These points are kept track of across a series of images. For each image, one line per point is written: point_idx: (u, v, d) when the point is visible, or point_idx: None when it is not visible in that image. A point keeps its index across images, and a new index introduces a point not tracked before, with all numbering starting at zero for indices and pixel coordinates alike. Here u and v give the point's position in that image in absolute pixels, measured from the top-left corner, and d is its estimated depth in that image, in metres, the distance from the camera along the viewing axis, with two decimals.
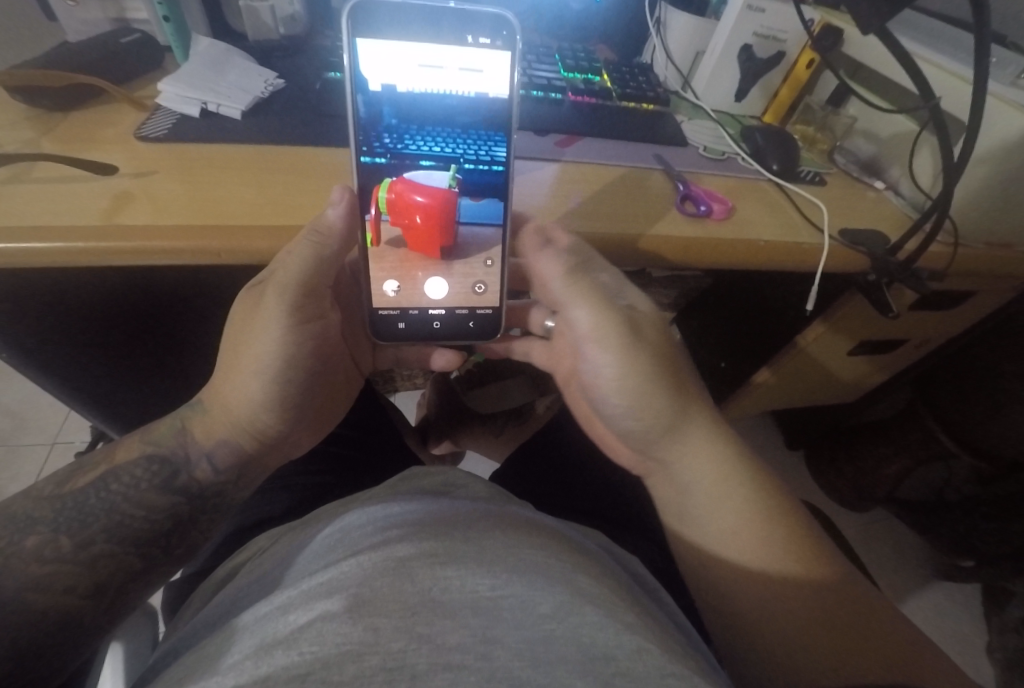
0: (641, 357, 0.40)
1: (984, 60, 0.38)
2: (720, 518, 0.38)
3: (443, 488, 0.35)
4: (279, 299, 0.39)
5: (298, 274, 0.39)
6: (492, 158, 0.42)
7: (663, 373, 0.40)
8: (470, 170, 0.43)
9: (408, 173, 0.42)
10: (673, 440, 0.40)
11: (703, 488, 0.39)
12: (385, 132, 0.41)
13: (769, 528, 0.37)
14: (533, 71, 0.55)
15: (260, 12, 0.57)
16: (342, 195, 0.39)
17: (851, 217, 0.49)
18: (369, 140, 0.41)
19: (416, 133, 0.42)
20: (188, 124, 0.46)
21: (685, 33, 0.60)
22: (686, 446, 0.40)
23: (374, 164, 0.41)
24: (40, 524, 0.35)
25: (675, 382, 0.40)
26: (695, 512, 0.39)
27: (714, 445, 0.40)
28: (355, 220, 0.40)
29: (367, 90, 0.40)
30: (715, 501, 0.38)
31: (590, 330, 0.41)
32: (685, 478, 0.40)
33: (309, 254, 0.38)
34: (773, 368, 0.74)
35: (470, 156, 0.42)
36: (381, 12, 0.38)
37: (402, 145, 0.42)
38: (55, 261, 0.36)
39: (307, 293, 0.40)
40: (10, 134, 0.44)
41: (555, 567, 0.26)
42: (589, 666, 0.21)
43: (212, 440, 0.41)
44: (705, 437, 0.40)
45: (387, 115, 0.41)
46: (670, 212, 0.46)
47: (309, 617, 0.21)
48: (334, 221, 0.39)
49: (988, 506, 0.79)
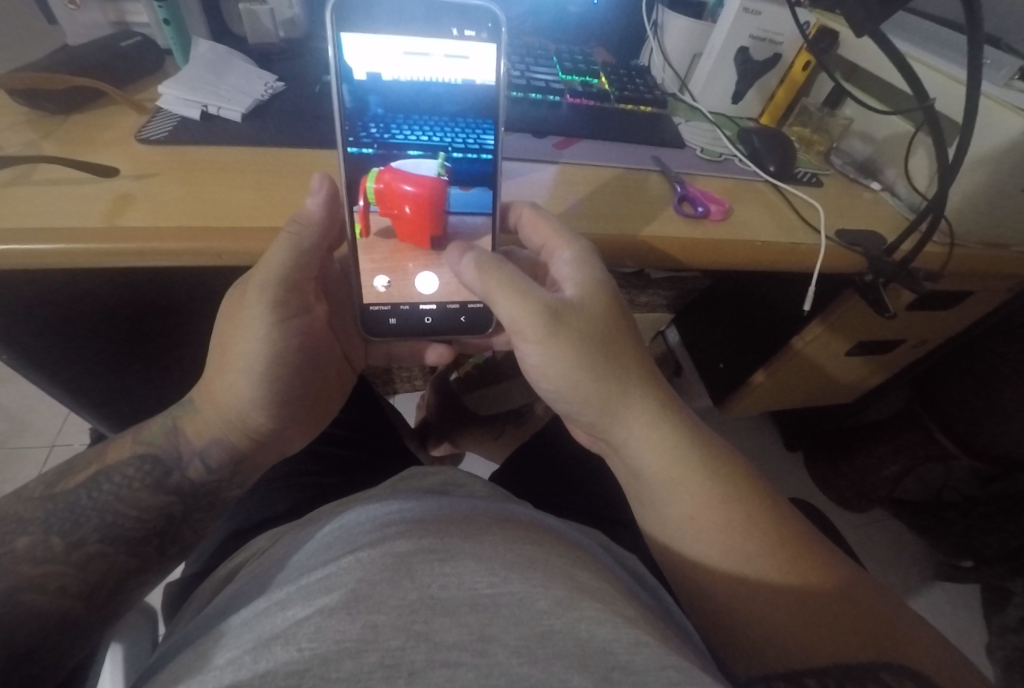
0: (575, 341, 0.38)
1: (977, 62, 0.38)
2: (676, 504, 0.37)
3: (442, 487, 0.35)
4: (260, 293, 0.39)
5: (278, 270, 0.39)
6: (480, 147, 0.43)
7: (600, 353, 0.38)
8: (458, 159, 0.43)
9: (396, 163, 0.42)
10: (616, 421, 0.39)
11: (652, 471, 0.38)
12: (372, 122, 0.41)
13: (722, 508, 0.36)
14: (532, 73, 0.55)
15: (260, 16, 0.57)
16: (320, 184, 0.39)
17: (846, 216, 0.50)
18: (356, 130, 0.41)
19: (402, 122, 0.42)
20: (187, 126, 0.46)
21: (682, 35, 0.60)
22: (629, 429, 0.38)
23: (362, 155, 0.42)
24: (32, 525, 0.35)
25: (609, 362, 0.38)
26: (656, 498, 0.38)
27: (660, 427, 0.38)
28: (336, 210, 0.40)
29: (353, 78, 0.40)
30: (669, 487, 0.37)
31: (512, 324, 0.39)
32: (635, 461, 0.38)
33: (288, 248, 0.38)
34: (768, 370, 0.75)
35: (457, 144, 0.43)
36: (366, 6, 0.38)
37: (389, 135, 0.42)
38: (56, 263, 0.36)
39: (289, 288, 0.40)
40: (9, 136, 0.44)
41: (552, 562, 0.26)
42: (586, 662, 0.21)
43: (204, 439, 0.41)
44: (647, 415, 0.38)
45: (373, 105, 0.41)
46: (667, 211, 0.46)
47: (308, 613, 0.21)
48: (313, 210, 0.39)
49: (985, 507, 0.80)
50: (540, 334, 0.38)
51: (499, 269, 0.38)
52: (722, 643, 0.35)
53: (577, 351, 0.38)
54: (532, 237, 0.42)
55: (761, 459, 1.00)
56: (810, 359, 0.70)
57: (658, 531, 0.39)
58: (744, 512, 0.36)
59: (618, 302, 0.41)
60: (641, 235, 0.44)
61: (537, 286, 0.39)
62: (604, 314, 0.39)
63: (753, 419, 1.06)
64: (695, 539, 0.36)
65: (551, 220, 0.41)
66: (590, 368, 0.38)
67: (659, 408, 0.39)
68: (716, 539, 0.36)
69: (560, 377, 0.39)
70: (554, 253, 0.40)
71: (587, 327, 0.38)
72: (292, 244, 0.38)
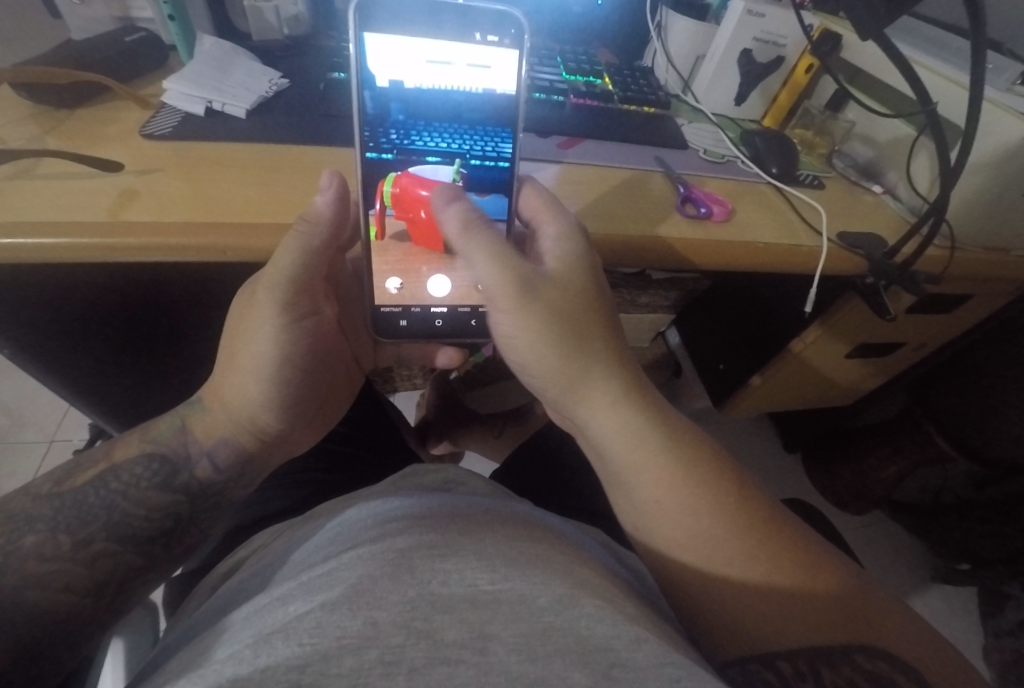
0: (542, 315, 0.38)
1: (980, 66, 0.38)
2: (643, 486, 0.37)
3: (444, 484, 0.35)
4: (270, 293, 0.39)
5: (288, 270, 0.39)
6: (497, 155, 0.43)
7: (565, 330, 0.38)
8: (475, 165, 0.43)
9: (414, 168, 0.43)
10: (579, 401, 0.39)
11: (620, 454, 0.38)
12: (392, 128, 0.41)
13: (688, 496, 0.36)
14: (535, 73, 0.55)
15: (264, 13, 0.57)
16: (331, 181, 0.38)
17: (850, 220, 0.50)
18: (376, 136, 0.41)
19: (422, 129, 0.42)
20: (192, 122, 0.46)
21: (686, 37, 0.60)
22: (593, 409, 0.38)
23: (380, 160, 0.42)
24: (39, 522, 0.35)
25: (580, 339, 0.38)
26: (624, 482, 0.38)
27: (623, 410, 0.38)
28: (344, 207, 0.40)
29: (375, 85, 0.40)
30: (635, 471, 0.37)
31: (488, 289, 0.39)
32: (601, 443, 0.38)
33: (296, 246, 0.38)
34: (765, 375, 0.75)
35: (475, 151, 0.43)
36: (387, 10, 0.38)
37: (409, 141, 0.42)
38: (59, 257, 0.36)
39: (298, 288, 0.40)
40: (13, 130, 0.44)
41: (551, 558, 0.26)
42: (586, 658, 0.21)
43: (213, 437, 0.41)
44: (613, 395, 0.38)
45: (394, 112, 0.41)
46: (672, 214, 0.46)
47: (308, 608, 0.21)
48: (322, 207, 0.38)
49: (985, 509, 0.81)
50: (512, 300, 0.38)
51: (487, 229, 0.38)
52: (734, 657, 0.33)
53: (544, 326, 0.38)
54: (524, 209, 0.43)
55: (761, 460, 1.01)
56: (810, 362, 0.71)
57: (626, 516, 0.39)
58: (713, 502, 0.36)
59: (598, 281, 0.40)
60: (645, 233, 0.44)
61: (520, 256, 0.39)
62: (578, 289, 0.39)
63: (752, 420, 1.06)
64: (668, 525, 0.36)
65: (545, 196, 0.42)
66: (562, 353, 0.38)
67: (623, 388, 0.38)
68: (709, 544, 0.35)
69: (526, 349, 0.39)
70: (543, 226, 0.41)
71: (557, 302, 0.38)
72: (301, 242, 0.38)
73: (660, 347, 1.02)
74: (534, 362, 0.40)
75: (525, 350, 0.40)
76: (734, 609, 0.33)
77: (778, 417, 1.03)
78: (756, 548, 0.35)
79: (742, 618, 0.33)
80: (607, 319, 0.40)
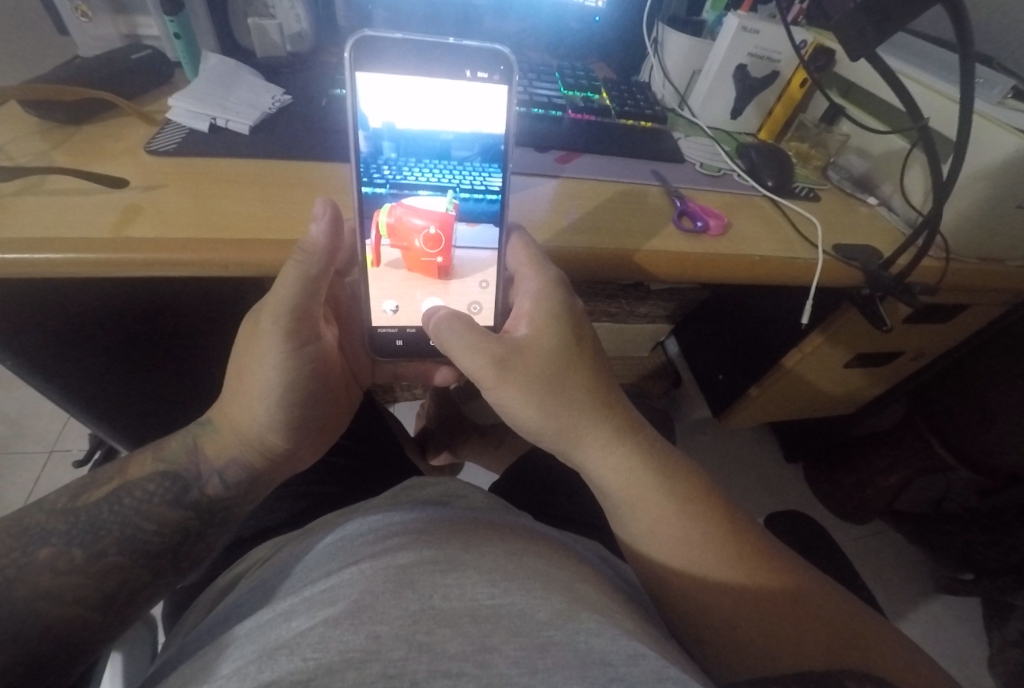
0: (522, 387, 0.38)
1: (969, 83, 0.39)
2: (639, 518, 0.37)
3: (442, 498, 0.35)
4: (273, 323, 0.40)
5: (291, 299, 0.39)
6: (485, 189, 0.44)
7: (554, 382, 0.38)
8: (465, 198, 0.44)
9: (408, 200, 0.43)
10: (574, 446, 0.38)
11: (616, 488, 0.38)
12: (385, 164, 0.42)
13: (684, 523, 0.36)
14: (534, 89, 0.56)
15: (268, 31, 0.58)
16: (325, 208, 0.38)
17: (844, 233, 0.50)
18: (370, 172, 0.42)
19: (413, 165, 0.43)
20: (195, 138, 0.47)
21: (682, 52, 0.61)
22: (587, 454, 0.38)
23: (375, 195, 0.43)
24: (54, 536, 0.35)
25: (564, 398, 0.38)
26: (624, 511, 0.38)
27: (620, 451, 0.38)
28: (340, 234, 0.39)
29: (368, 125, 0.40)
30: (631, 503, 0.38)
31: (472, 370, 0.39)
32: (599, 482, 0.39)
33: (297, 275, 0.38)
34: (761, 386, 0.76)
35: (465, 184, 0.44)
36: (382, 45, 0.38)
37: (401, 176, 0.43)
38: (65, 272, 0.37)
39: (300, 316, 0.40)
40: (23, 147, 0.45)
41: (551, 574, 0.27)
42: (586, 672, 0.21)
43: (224, 456, 0.41)
44: (607, 440, 0.38)
45: (388, 150, 0.42)
46: (668, 226, 0.47)
47: (311, 623, 0.22)
48: (318, 237, 0.38)
49: (986, 518, 0.79)
50: (493, 380, 0.38)
51: (452, 318, 0.39)
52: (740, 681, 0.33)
53: (528, 391, 0.38)
54: (510, 259, 0.43)
55: (761, 470, 1.00)
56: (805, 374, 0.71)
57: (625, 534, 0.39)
58: (705, 533, 0.36)
59: (579, 329, 0.41)
60: (640, 247, 0.44)
61: (493, 333, 0.39)
62: (556, 347, 0.39)
63: (752, 431, 1.06)
64: (669, 553, 0.36)
65: (529, 247, 0.41)
66: (564, 389, 0.38)
67: (617, 431, 0.38)
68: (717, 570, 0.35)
69: (518, 415, 0.39)
70: (524, 281, 0.41)
71: (536, 366, 0.38)
72: (300, 269, 0.38)
73: (659, 356, 1.03)
74: (522, 425, 0.40)
75: (512, 418, 0.40)
76: (749, 629, 0.34)
77: (779, 427, 1.02)
78: (740, 560, 0.36)
79: (744, 640, 0.33)
80: (592, 364, 0.40)
